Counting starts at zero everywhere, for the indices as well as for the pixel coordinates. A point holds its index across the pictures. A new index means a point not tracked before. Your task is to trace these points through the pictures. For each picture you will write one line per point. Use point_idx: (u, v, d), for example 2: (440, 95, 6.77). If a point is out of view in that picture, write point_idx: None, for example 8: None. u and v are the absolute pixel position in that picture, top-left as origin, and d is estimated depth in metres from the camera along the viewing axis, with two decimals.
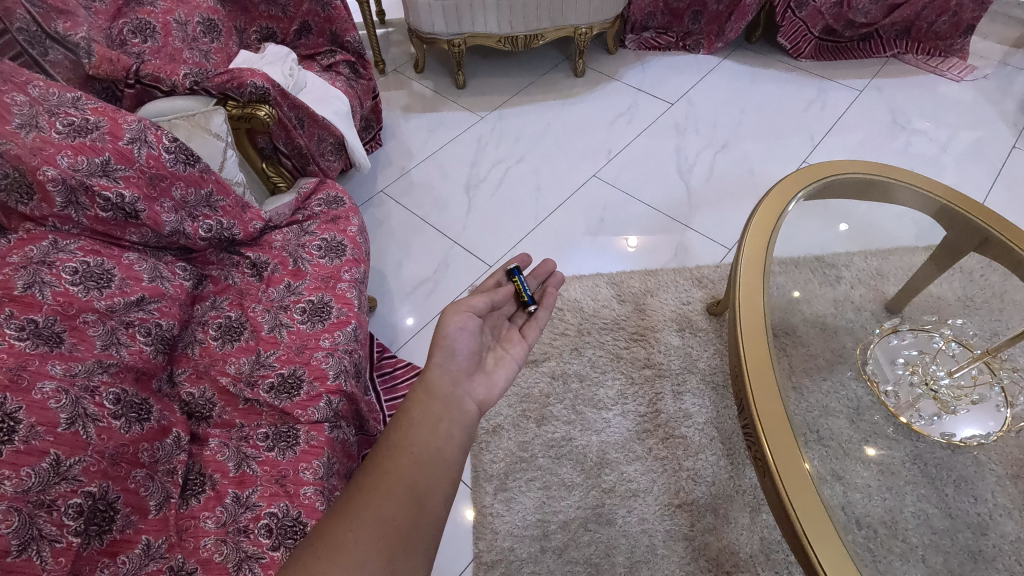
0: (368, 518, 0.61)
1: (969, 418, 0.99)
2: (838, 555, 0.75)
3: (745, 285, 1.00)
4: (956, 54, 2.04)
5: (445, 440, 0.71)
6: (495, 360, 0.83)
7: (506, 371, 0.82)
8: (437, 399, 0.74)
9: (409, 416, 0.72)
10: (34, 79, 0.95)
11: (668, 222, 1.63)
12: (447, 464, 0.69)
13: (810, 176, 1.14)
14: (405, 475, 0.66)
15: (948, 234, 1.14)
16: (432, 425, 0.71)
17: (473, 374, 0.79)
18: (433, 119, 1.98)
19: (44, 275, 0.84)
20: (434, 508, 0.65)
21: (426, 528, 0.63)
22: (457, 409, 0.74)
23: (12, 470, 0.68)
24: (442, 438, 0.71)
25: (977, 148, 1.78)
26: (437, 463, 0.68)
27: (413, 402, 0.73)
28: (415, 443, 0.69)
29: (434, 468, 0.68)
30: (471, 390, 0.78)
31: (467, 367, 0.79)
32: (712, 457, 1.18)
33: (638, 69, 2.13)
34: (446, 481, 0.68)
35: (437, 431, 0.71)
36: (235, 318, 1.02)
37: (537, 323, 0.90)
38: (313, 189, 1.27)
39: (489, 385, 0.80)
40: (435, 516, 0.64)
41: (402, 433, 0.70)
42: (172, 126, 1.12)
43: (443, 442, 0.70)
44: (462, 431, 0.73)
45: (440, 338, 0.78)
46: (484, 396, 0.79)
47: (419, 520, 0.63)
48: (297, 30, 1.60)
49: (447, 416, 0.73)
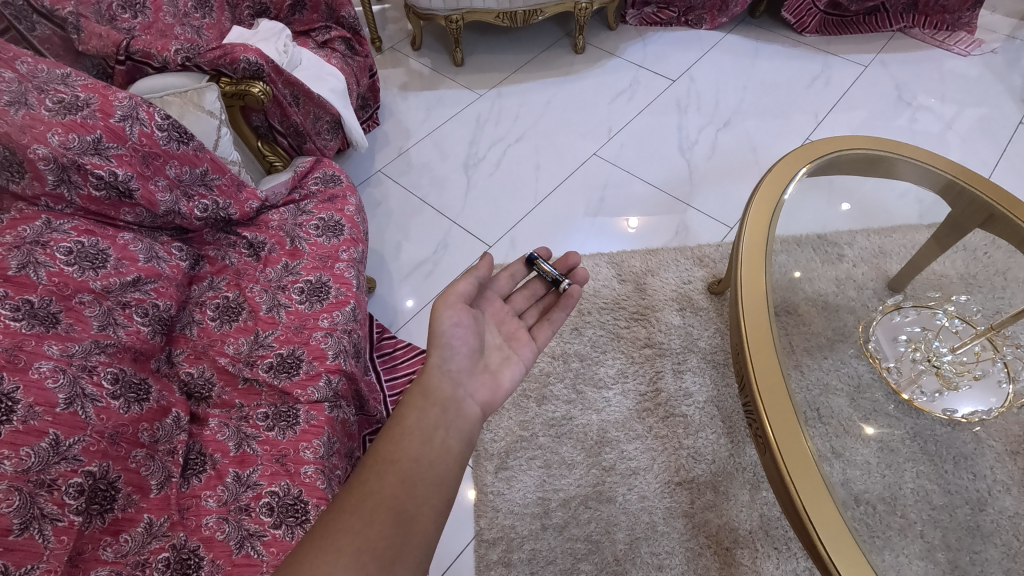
0: (345, 546, 0.60)
1: (971, 394, 0.99)
2: (838, 533, 0.75)
3: (746, 263, 0.99)
4: (963, 28, 2.00)
5: (438, 454, 0.70)
6: (501, 361, 0.82)
7: (512, 370, 0.82)
8: (434, 404, 0.73)
9: (403, 424, 0.71)
10: (22, 54, 0.93)
11: (669, 201, 1.61)
12: (438, 479, 0.68)
13: (812, 153, 1.12)
14: (388, 496, 0.65)
15: (953, 211, 1.13)
16: (425, 435, 0.71)
17: (474, 373, 0.78)
18: (432, 97, 1.95)
19: (38, 255, 0.83)
20: (419, 531, 0.63)
21: (408, 555, 0.61)
22: (455, 415, 0.74)
23: (11, 449, 0.68)
24: (434, 450, 0.70)
25: (982, 125, 1.76)
26: (427, 479, 0.67)
27: (408, 407, 0.72)
28: (404, 458, 0.68)
29: (424, 486, 0.67)
30: (472, 391, 0.77)
31: (465, 364, 0.77)
32: (712, 435, 1.18)
33: (639, 44, 2.10)
34: (434, 499, 0.66)
35: (430, 443, 0.70)
36: (233, 298, 1.01)
37: (551, 325, 0.89)
38: (309, 168, 1.26)
39: (493, 384, 0.80)
40: (422, 540, 0.63)
41: (392, 446, 0.69)
42: (164, 103, 1.10)
43: (435, 456, 0.69)
44: (456, 440, 0.72)
45: (434, 336, 0.75)
46: (488, 394, 0.79)
47: (401, 547, 0.61)
48: (291, 5, 1.56)
49: (443, 424, 0.72)
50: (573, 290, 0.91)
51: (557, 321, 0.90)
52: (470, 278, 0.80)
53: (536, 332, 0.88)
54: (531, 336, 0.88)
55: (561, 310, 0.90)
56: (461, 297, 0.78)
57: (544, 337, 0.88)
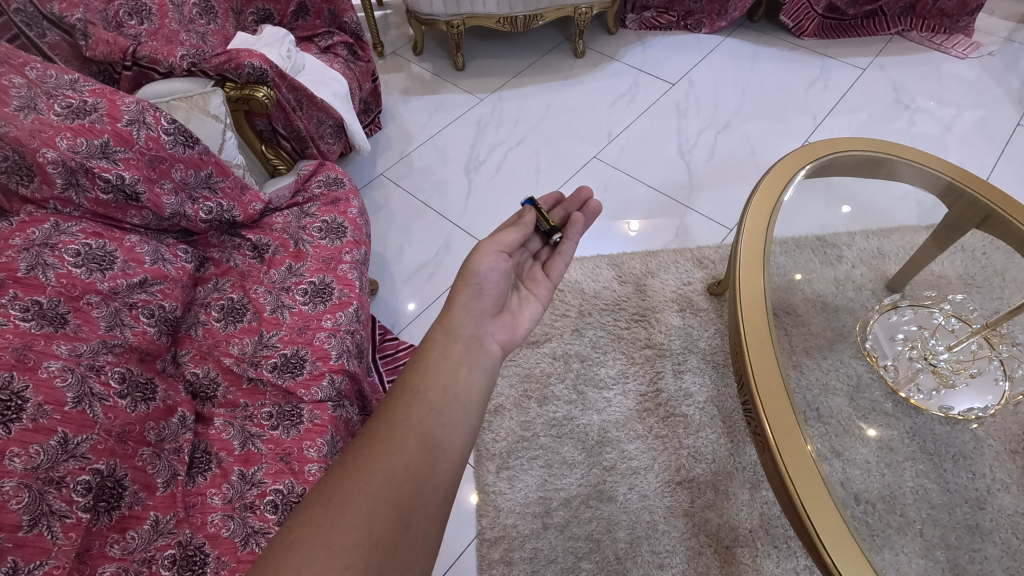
0: (378, 467, 0.61)
1: (968, 392, 0.99)
2: (836, 529, 0.76)
3: (745, 263, 1.00)
4: (961, 31, 2.01)
5: (465, 385, 0.71)
6: (519, 303, 0.85)
7: (530, 310, 0.84)
8: (458, 340, 0.74)
9: (429, 357, 0.72)
10: (31, 61, 0.95)
11: (669, 204, 1.63)
12: (466, 408, 0.69)
13: (810, 154, 1.13)
14: (418, 423, 0.66)
15: (951, 212, 1.14)
16: (452, 368, 0.72)
17: (495, 316, 0.80)
18: (433, 101, 1.97)
19: (47, 257, 0.84)
20: (450, 457, 0.65)
21: (440, 480, 0.63)
22: (479, 350, 0.75)
23: (20, 447, 0.69)
24: (461, 381, 0.71)
25: (980, 127, 1.77)
26: (456, 408, 0.69)
27: (433, 342, 0.74)
28: (432, 387, 0.69)
29: (452, 416, 0.68)
30: (493, 331, 0.79)
31: (489, 303, 0.79)
32: (712, 435, 1.19)
33: (639, 49, 2.11)
34: (464, 427, 0.68)
35: (456, 375, 0.71)
36: (237, 300, 1.03)
37: (562, 257, 0.92)
38: (312, 172, 1.27)
39: (512, 325, 0.81)
40: (451, 467, 0.65)
41: (419, 377, 0.70)
42: (170, 108, 1.13)
43: (462, 387, 0.71)
44: (482, 372, 0.74)
45: (467, 275, 0.78)
46: (507, 337, 0.80)
47: (434, 471, 0.63)
48: (294, 11, 1.58)
49: (468, 358, 0.74)
50: (575, 217, 0.92)
51: (568, 254, 0.92)
52: (514, 231, 0.84)
53: (551, 269, 0.90)
54: (547, 273, 0.90)
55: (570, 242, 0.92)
56: (503, 244, 0.82)
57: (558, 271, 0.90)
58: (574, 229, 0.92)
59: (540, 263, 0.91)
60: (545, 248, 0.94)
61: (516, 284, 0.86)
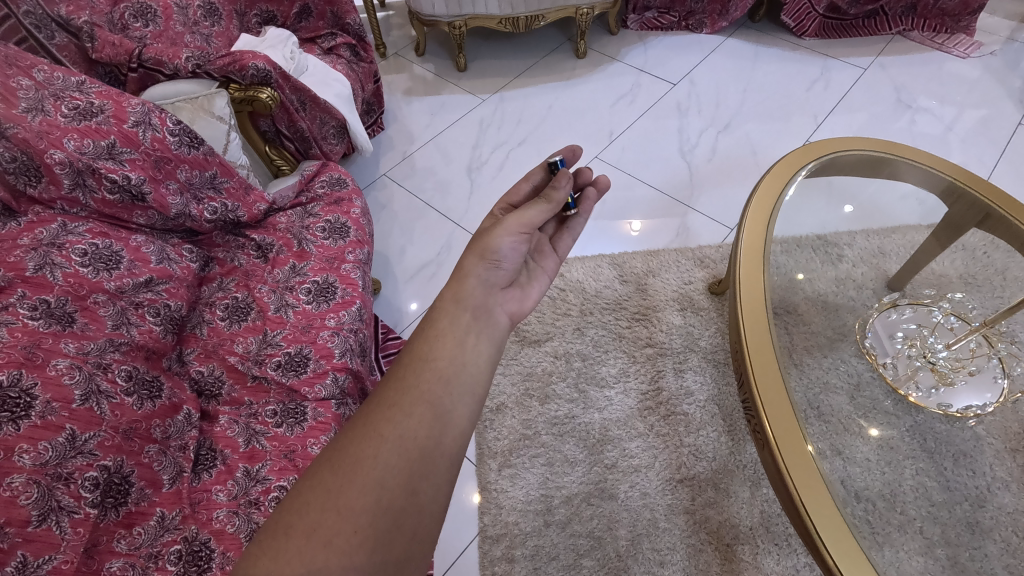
0: (385, 435, 0.62)
1: (967, 390, 0.99)
2: (835, 525, 0.77)
3: (745, 263, 1.00)
4: (963, 31, 2.02)
5: (473, 355, 0.70)
6: (529, 276, 0.83)
7: (538, 284, 0.83)
8: (467, 309, 0.72)
9: (438, 325, 0.70)
10: (39, 63, 0.96)
11: (670, 203, 1.63)
12: (474, 378, 0.68)
13: (811, 154, 1.14)
14: (425, 391, 0.65)
15: (952, 211, 1.15)
16: (460, 337, 0.70)
17: (507, 289, 0.78)
18: (435, 102, 1.98)
19: (54, 257, 0.85)
20: (456, 426, 0.65)
21: (446, 448, 0.63)
22: (487, 320, 0.74)
23: (29, 444, 0.70)
24: (469, 350, 0.70)
25: (982, 126, 1.77)
26: (464, 377, 0.68)
27: (442, 310, 0.72)
28: (440, 357, 0.68)
29: (459, 385, 0.67)
30: (502, 303, 0.77)
31: (501, 276, 0.77)
32: (713, 433, 1.19)
33: (641, 49, 2.12)
34: (471, 397, 0.67)
35: (464, 345, 0.70)
36: (242, 299, 1.04)
37: (571, 232, 0.90)
38: (315, 172, 1.28)
39: (521, 299, 0.80)
40: (458, 435, 0.65)
41: (427, 345, 0.69)
42: (176, 109, 1.14)
43: (470, 356, 0.69)
44: (489, 342, 0.72)
45: (487, 249, 0.75)
46: (516, 309, 0.79)
47: (441, 440, 0.63)
48: (297, 13, 1.59)
49: (476, 327, 0.72)
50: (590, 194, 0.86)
51: (575, 229, 0.90)
52: (542, 210, 0.77)
53: (557, 244, 0.88)
54: (553, 248, 0.88)
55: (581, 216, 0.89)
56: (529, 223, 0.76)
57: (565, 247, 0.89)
58: (586, 205, 0.87)
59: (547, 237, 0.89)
60: (553, 219, 0.91)
61: (526, 258, 0.84)
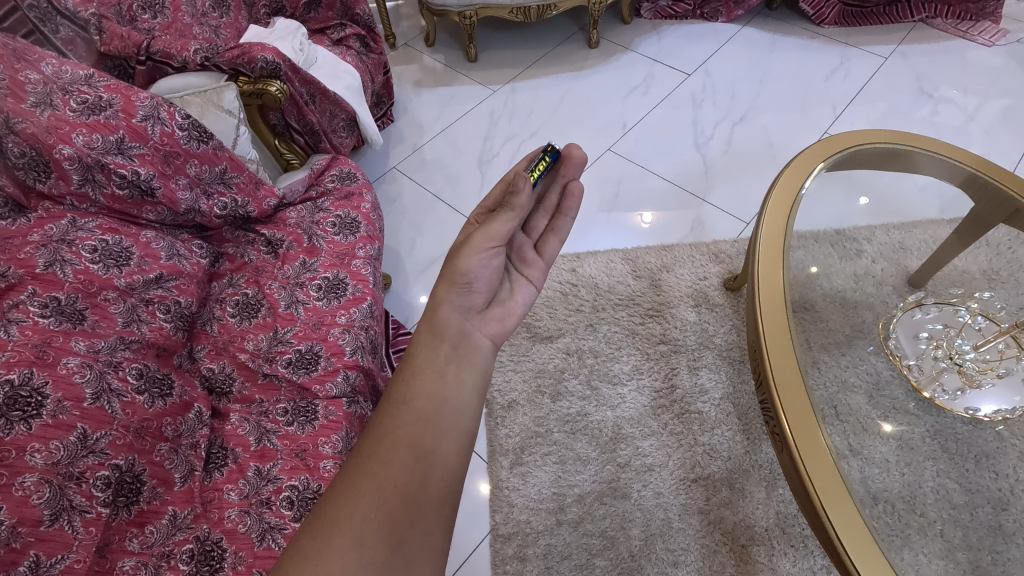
0: (362, 490, 0.60)
1: (994, 392, 0.97)
2: (855, 528, 0.75)
3: (764, 258, 0.98)
4: (988, 17, 1.95)
5: (454, 386, 0.69)
6: (510, 289, 0.82)
7: (523, 295, 0.82)
8: (444, 341, 0.72)
9: (414, 361, 0.71)
10: (46, 56, 0.95)
11: (685, 196, 1.60)
12: (455, 413, 0.67)
13: (831, 147, 1.11)
14: (406, 431, 0.64)
15: (976, 205, 1.11)
16: (440, 371, 0.70)
17: (484, 309, 0.78)
18: (445, 93, 1.96)
19: (64, 253, 0.85)
20: (441, 464, 0.63)
21: (433, 487, 0.61)
22: (470, 347, 0.73)
23: (41, 443, 0.70)
24: (451, 381, 0.69)
25: (1006, 117, 1.72)
26: (446, 412, 0.67)
27: (419, 346, 0.72)
28: (418, 396, 0.67)
29: (441, 422, 0.66)
30: (481, 326, 0.77)
31: (477, 300, 0.77)
32: (728, 432, 1.17)
33: (654, 38, 2.08)
34: (453, 432, 0.66)
35: (443, 378, 0.69)
36: (252, 295, 1.03)
37: (557, 233, 0.87)
38: (325, 166, 1.26)
39: (503, 315, 0.79)
40: (444, 472, 0.63)
41: (402, 387, 0.68)
42: (184, 103, 1.12)
43: (447, 391, 0.68)
44: (473, 369, 0.72)
45: (456, 273, 0.76)
46: (499, 328, 0.78)
47: (424, 482, 0.61)
48: (306, 4, 1.57)
49: (459, 357, 0.72)
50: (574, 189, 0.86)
51: (562, 231, 0.87)
52: (510, 220, 0.78)
53: (544, 248, 0.86)
54: (540, 253, 0.86)
55: (567, 216, 0.86)
56: (497, 240, 0.77)
57: (550, 250, 0.86)
58: (572, 203, 0.86)
59: (533, 242, 0.87)
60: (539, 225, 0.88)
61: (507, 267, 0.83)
